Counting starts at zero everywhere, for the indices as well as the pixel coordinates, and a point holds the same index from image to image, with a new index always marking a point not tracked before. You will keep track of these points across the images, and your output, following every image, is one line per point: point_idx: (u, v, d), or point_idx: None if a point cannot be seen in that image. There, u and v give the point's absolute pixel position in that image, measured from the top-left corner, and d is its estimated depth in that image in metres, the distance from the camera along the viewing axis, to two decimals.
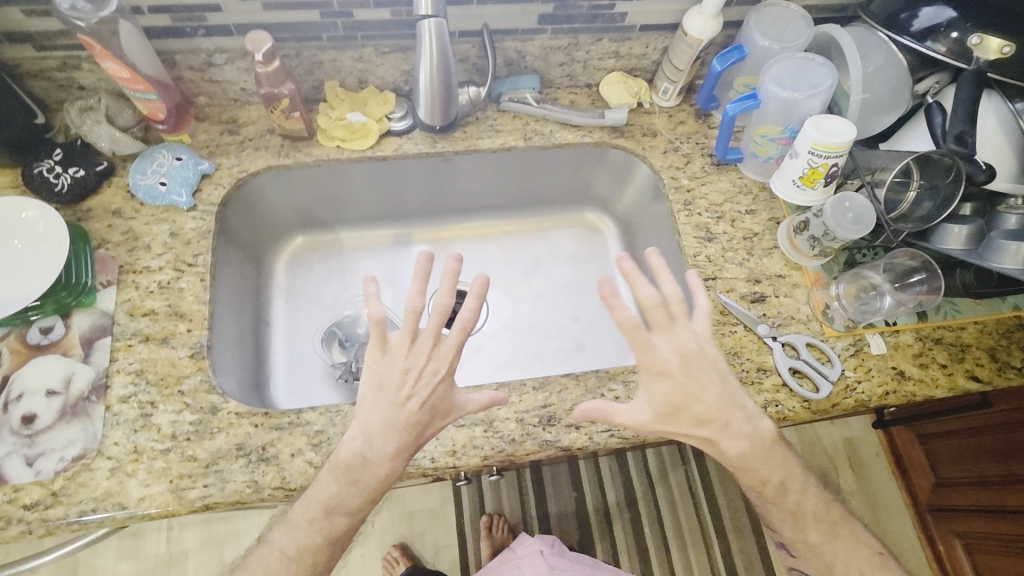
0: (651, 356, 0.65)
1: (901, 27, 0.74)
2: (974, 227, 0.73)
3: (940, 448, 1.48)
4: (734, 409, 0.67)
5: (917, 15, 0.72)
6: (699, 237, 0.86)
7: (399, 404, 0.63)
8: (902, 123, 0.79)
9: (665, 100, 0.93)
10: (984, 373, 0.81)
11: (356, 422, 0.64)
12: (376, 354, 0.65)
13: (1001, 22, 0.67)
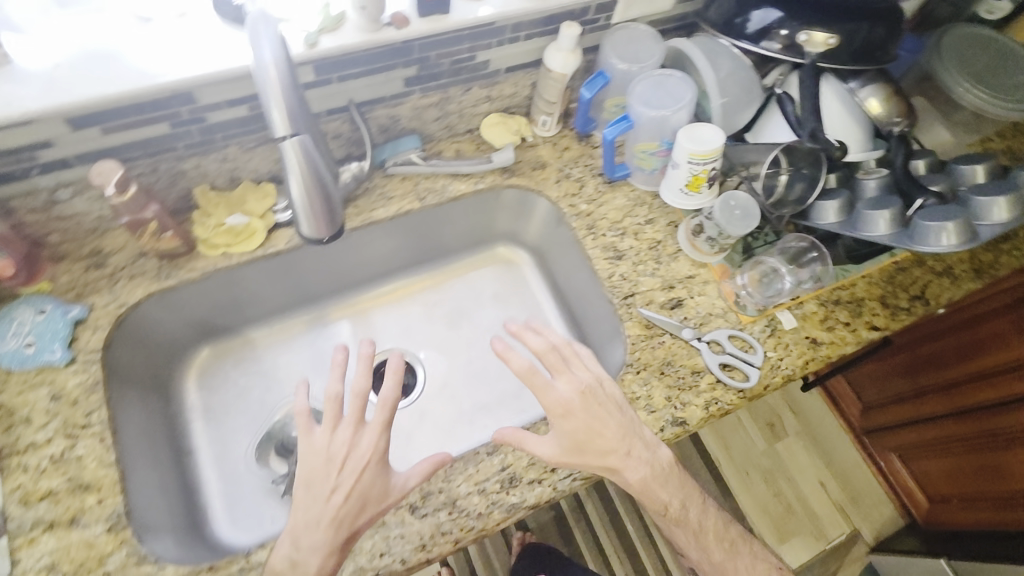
0: (548, 397, 0.68)
1: (739, 31, 0.79)
2: (844, 200, 0.77)
3: (863, 375, 1.63)
4: (628, 435, 0.69)
5: (752, 19, 0.78)
6: (609, 257, 0.88)
7: (324, 498, 0.61)
8: (760, 114, 0.83)
9: (546, 131, 0.95)
10: (880, 321, 0.89)
11: (288, 524, 0.62)
12: (302, 449, 0.64)
13: (822, 16, 0.75)
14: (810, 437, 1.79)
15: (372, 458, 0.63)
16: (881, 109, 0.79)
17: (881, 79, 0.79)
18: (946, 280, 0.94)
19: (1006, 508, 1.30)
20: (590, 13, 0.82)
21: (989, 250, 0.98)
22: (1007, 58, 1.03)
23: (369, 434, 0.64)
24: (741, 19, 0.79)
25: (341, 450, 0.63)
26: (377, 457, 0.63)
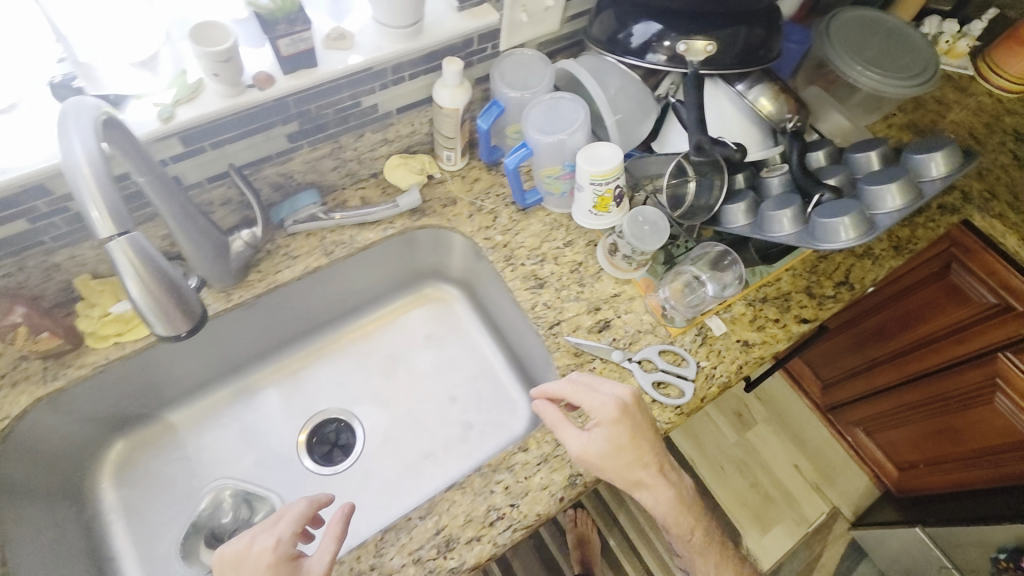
0: (597, 400, 0.68)
1: (623, 44, 0.78)
2: (749, 201, 0.77)
3: (814, 355, 1.64)
4: (658, 461, 0.69)
5: (632, 34, 0.77)
6: (530, 287, 0.86)
7: None
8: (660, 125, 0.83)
9: (452, 165, 0.92)
10: (809, 312, 0.89)
11: None
12: (214, 567, 0.62)
13: (697, 26, 0.75)
14: (778, 420, 1.79)
15: (275, 553, 0.61)
16: (772, 107, 0.78)
17: (771, 78, 0.79)
18: (868, 260, 0.95)
19: (970, 465, 1.32)
20: (473, 44, 0.81)
21: (905, 225, 0.99)
22: (895, 37, 1.05)
23: (266, 531, 0.63)
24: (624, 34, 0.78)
25: (244, 557, 0.61)
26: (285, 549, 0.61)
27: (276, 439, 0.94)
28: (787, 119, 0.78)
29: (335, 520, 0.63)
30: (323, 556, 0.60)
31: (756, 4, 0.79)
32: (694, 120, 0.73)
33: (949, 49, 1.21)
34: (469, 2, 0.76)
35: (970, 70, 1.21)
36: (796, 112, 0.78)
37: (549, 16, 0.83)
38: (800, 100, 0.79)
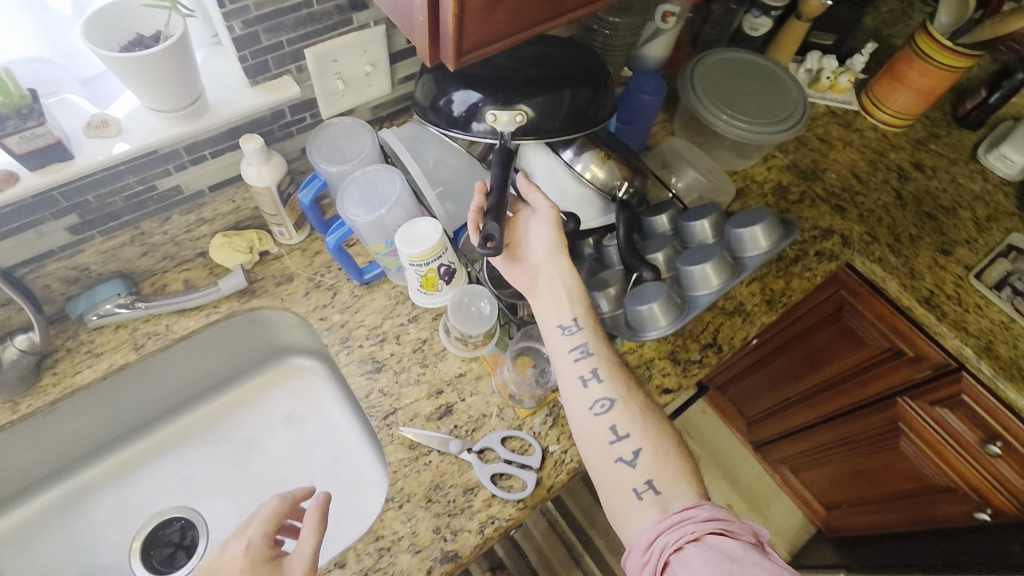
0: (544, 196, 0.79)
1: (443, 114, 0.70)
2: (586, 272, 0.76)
3: (735, 393, 1.59)
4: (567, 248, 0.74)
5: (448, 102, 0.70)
6: (366, 371, 0.79)
7: None
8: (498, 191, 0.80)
9: (289, 239, 0.85)
10: (672, 381, 0.84)
11: None
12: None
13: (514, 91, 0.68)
14: (711, 458, 1.74)
15: (246, 557, 0.55)
16: (601, 173, 0.73)
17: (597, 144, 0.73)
18: (738, 318, 0.90)
19: (886, 507, 1.30)
20: (287, 115, 0.75)
21: (780, 275, 0.95)
22: (764, 80, 1.01)
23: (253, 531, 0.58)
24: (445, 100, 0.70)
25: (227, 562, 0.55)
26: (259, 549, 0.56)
27: (104, 547, 0.84)
28: (618, 186, 0.73)
29: (311, 512, 0.56)
30: (304, 552, 0.54)
31: (579, 66, 0.74)
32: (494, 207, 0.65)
33: (832, 84, 1.17)
34: (262, 75, 0.69)
35: (854, 105, 1.18)
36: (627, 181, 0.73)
37: (372, 80, 0.78)
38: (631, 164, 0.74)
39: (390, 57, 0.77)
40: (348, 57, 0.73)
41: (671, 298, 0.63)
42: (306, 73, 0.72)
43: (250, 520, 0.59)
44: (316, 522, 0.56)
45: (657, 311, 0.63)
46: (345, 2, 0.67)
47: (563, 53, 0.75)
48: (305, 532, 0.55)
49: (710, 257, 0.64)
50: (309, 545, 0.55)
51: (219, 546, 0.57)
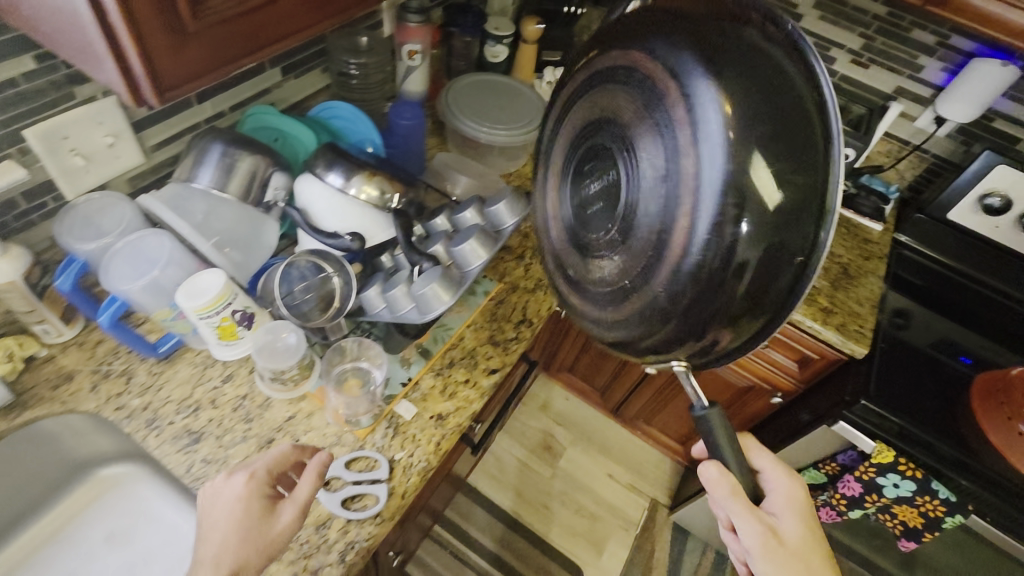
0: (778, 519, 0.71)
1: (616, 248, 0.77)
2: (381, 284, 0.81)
3: (581, 367, 1.76)
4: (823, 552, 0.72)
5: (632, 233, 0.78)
6: (183, 447, 0.74)
7: (273, 518, 0.62)
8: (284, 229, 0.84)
9: (59, 335, 0.78)
10: (497, 362, 0.92)
11: (202, 559, 0.59)
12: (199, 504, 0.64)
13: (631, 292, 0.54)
14: (583, 437, 1.87)
15: (251, 481, 0.64)
16: (371, 189, 0.80)
17: (362, 168, 0.81)
18: (541, 293, 1.03)
19: None
20: (20, 203, 0.70)
21: None
22: (510, 95, 1.20)
23: (282, 509, 0.63)
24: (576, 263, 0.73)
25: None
26: (305, 500, 0.64)
27: None
28: (388, 199, 0.81)
29: (313, 464, 0.66)
30: (307, 485, 0.64)
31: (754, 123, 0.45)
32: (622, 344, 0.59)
33: None
34: None
35: None
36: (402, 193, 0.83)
37: (118, 151, 0.76)
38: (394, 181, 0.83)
39: (134, 125, 0.77)
40: (81, 132, 0.71)
41: (448, 277, 0.73)
42: (32, 155, 0.69)
43: (258, 475, 0.65)
44: (322, 465, 0.66)
45: (437, 290, 0.71)
46: (60, 76, 0.67)
47: (656, 125, 0.50)
48: (309, 474, 0.65)
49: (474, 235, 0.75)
50: (313, 480, 0.65)
51: (237, 513, 0.62)
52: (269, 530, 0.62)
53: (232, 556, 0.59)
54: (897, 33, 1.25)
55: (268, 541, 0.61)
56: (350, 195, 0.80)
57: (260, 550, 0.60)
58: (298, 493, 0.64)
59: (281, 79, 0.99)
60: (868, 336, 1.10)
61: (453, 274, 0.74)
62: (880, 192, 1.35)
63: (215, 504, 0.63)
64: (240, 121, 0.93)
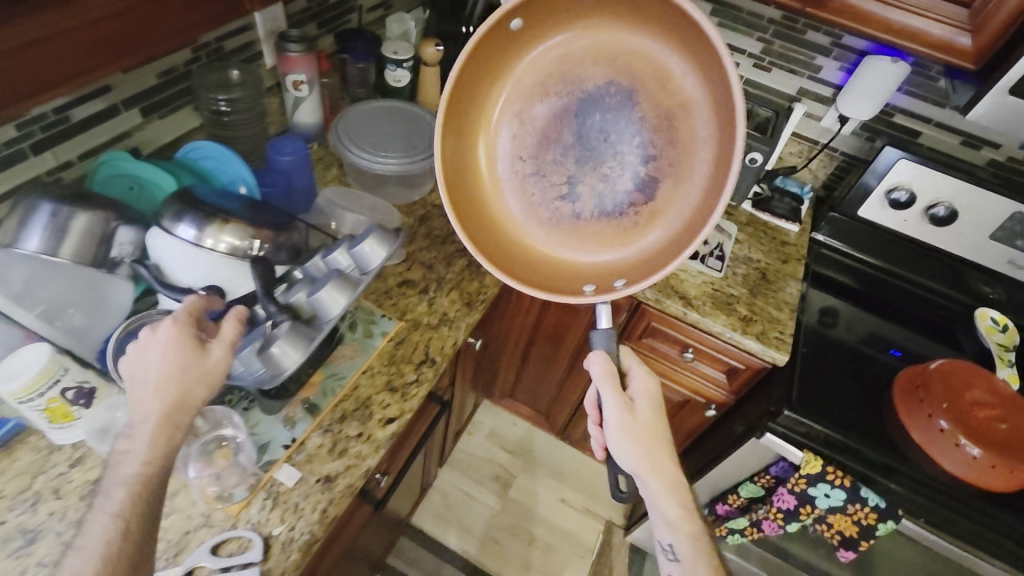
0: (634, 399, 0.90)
1: (573, 209, 0.87)
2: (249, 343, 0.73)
3: (522, 391, 1.70)
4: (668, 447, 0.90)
5: (598, 191, 0.86)
6: (14, 550, 0.64)
7: (203, 353, 0.65)
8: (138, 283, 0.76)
9: None
10: (394, 410, 0.85)
11: (142, 394, 0.61)
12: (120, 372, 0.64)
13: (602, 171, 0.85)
14: (534, 463, 1.81)
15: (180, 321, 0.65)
16: (227, 235, 0.72)
17: (219, 215, 0.73)
18: (444, 328, 0.98)
19: None
20: None
21: (473, 278, 1.06)
22: (407, 120, 1.15)
23: (219, 352, 0.66)
24: (530, 229, 0.89)
25: (182, 404, 0.63)
26: (232, 339, 0.67)
27: None
28: (248, 244, 0.73)
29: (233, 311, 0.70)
30: (230, 326, 0.67)
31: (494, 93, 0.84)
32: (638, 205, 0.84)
33: None
34: None
35: None
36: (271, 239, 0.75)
37: None
38: (259, 226, 0.75)
39: None
40: None
41: (299, 333, 0.69)
42: None
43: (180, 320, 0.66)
44: (240, 312, 0.69)
45: (287, 348, 0.69)
46: None
47: (459, 115, 0.83)
48: (232, 317, 0.68)
49: (330, 283, 0.71)
50: (235, 324, 0.68)
51: (168, 350, 0.63)
52: (211, 366, 0.65)
53: (177, 391, 0.62)
54: (793, 35, 1.25)
55: (201, 372, 0.64)
56: (205, 246, 0.72)
57: (203, 378, 0.64)
58: (223, 334, 0.67)
59: (142, 121, 0.92)
60: (788, 342, 1.08)
61: (305, 328, 0.71)
62: (795, 193, 1.36)
63: (147, 346, 0.63)
64: (87, 176, 0.84)
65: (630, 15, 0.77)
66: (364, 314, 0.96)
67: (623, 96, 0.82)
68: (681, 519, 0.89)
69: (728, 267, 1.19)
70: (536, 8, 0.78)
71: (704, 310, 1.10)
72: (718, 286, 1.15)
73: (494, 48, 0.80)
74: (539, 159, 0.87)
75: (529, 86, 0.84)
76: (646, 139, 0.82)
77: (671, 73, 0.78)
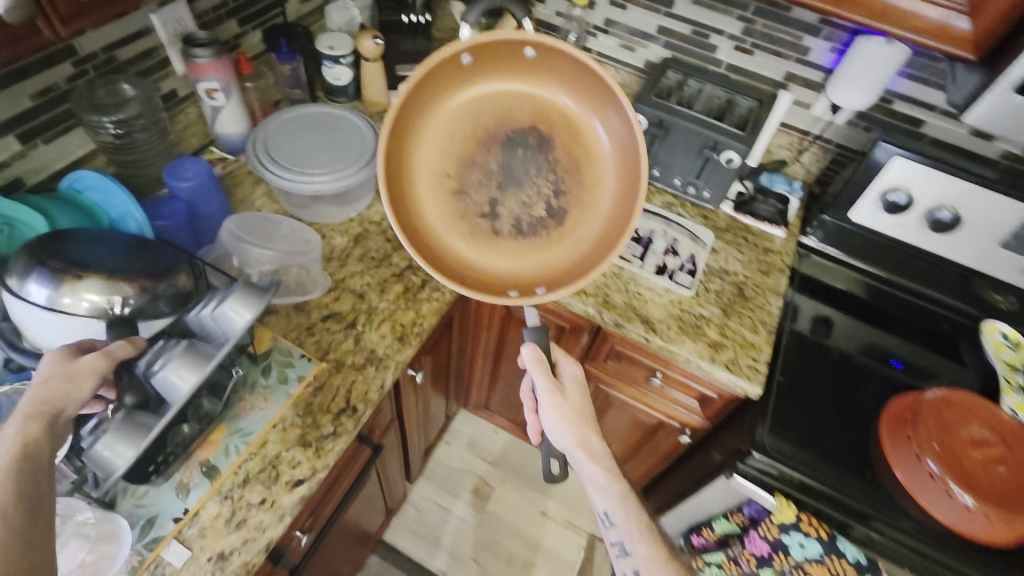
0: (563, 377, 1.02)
1: (492, 228, 0.86)
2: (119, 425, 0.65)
3: (494, 402, 1.61)
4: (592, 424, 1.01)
5: (517, 215, 0.86)
6: None
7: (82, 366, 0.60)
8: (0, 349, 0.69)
9: None
10: (305, 470, 0.77)
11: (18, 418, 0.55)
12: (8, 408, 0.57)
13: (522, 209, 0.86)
14: (513, 474, 1.73)
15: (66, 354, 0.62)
16: (83, 290, 0.62)
17: (76, 270, 0.63)
18: (370, 369, 0.88)
19: (637, 458, 1.38)
20: None
21: (408, 308, 0.96)
22: (333, 130, 1.02)
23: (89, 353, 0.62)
24: (456, 246, 0.86)
25: (61, 396, 0.58)
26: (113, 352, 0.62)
27: None
28: (108, 300, 0.63)
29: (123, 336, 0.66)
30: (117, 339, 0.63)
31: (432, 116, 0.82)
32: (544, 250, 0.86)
33: None
34: None
35: None
36: (143, 291, 0.65)
37: None
38: (130, 275, 0.65)
39: None
40: None
41: (132, 426, 0.65)
42: None
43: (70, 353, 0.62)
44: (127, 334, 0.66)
45: (116, 446, 0.64)
46: None
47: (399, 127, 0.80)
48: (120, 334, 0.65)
49: (178, 357, 0.69)
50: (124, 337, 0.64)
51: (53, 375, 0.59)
52: (83, 364, 0.60)
53: (48, 387, 0.58)
54: (777, 13, 1.09)
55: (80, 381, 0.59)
56: (62, 307, 0.62)
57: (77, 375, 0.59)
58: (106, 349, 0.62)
59: (22, 148, 0.81)
60: (762, 371, 0.97)
61: (144, 416, 0.66)
62: (781, 192, 1.21)
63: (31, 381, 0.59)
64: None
65: (564, 78, 0.81)
66: (280, 356, 0.86)
67: (540, 139, 0.86)
68: (609, 483, 0.98)
69: (699, 283, 1.07)
70: (489, 49, 0.79)
71: (669, 336, 0.99)
72: (685, 306, 1.03)
73: (438, 73, 0.78)
74: (461, 182, 0.86)
75: (462, 117, 0.84)
76: (558, 175, 0.86)
77: (587, 128, 0.84)
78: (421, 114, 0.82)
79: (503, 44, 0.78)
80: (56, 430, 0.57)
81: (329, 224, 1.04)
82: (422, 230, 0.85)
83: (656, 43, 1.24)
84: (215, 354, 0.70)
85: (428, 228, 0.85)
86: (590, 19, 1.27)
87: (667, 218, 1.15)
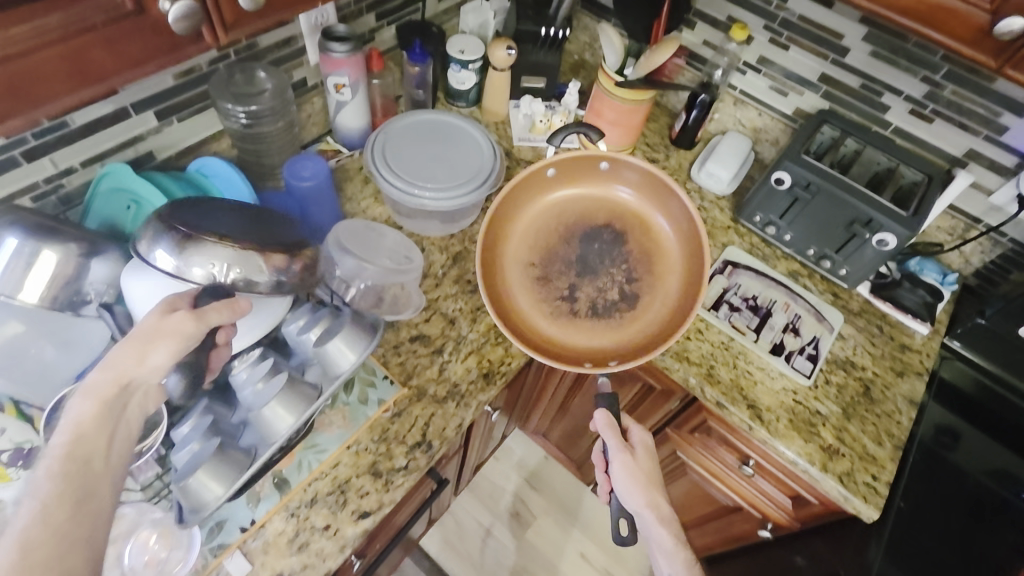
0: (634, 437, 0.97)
1: (572, 309, 0.94)
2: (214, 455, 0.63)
3: (553, 433, 1.55)
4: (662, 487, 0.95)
5: (594, 299, 0.95)
6: None
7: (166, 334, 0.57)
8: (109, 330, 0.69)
9: None
10: (371, 502, 0.73)
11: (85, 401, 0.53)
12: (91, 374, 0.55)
13: (602, 287, 0.96)
14: (557, 505, 1.67)
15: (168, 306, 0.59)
16: (209, 249, 0.60)
17: (204, 233, 0.61)
18: (451, 404, 0.83)
19: (700, 531, 1.26)
20: None
21: (499, 342, 0.91)
22: (452, 141, 0.98)
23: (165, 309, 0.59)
24: (536, 316, 0.93)
25: (129, 366, 0.55)
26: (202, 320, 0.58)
27: None
28: (232, 263, 0.61)
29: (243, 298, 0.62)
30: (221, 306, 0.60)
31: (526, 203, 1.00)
32: (618, 323, 0.94)
33: (548, 126, 1.20)
34: None
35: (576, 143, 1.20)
36: (275, 273, 0.63)
37: None
38: (265, 248, 0.63)
39: None
40: None
41: (226, 462, 0.64)
42: None
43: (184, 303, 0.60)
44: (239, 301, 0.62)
45: (207, 480, 0.63)
46: None
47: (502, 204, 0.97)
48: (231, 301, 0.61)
49: (277, 396, 0.67)
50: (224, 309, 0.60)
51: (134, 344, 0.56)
52: (157, 323, 0.57)
53: (119, 357, 0.55)
54: (975, 81, 0.93)
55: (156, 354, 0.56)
56: (183, 267, 0.60)
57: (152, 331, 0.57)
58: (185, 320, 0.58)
59: (158, 125, 0.82)
60: (881, 493, 0.84)
61: (235, 452, 0.65)
62: (932, 283, 1.05)
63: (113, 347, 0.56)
64: (87, 212, 0.78)
65: (638, 187, 1.01)
66: (363, 373, 0.83)
67: (614, 235, 1.01)
68: (677, 549, 0.90)
69: (819, 373, 0.95)
70: (568, 165, 1.01)
71: (776, 429, 0.88)
72: (801, 398, 0.92)
73: (534, 174, 0.99)
74: (545, 270, 0.97)
75: (549, 215, 1.01)
76: (631, 266, 0.99)
77: (651, 222, 1.01)
78: (514, 216, 0.99)
79: (582, 160, 1.01)
80: (121, 406, 0.55)
81: (431, 238, 1.00)
82: (504, 297, 0.93)
83: (814, 91, 1.11)
84: (313, 398, 0.68)
85: (516, 308, 0.93)
86: (743, 54, 1.15)
87: (791, 289, 1.04)
